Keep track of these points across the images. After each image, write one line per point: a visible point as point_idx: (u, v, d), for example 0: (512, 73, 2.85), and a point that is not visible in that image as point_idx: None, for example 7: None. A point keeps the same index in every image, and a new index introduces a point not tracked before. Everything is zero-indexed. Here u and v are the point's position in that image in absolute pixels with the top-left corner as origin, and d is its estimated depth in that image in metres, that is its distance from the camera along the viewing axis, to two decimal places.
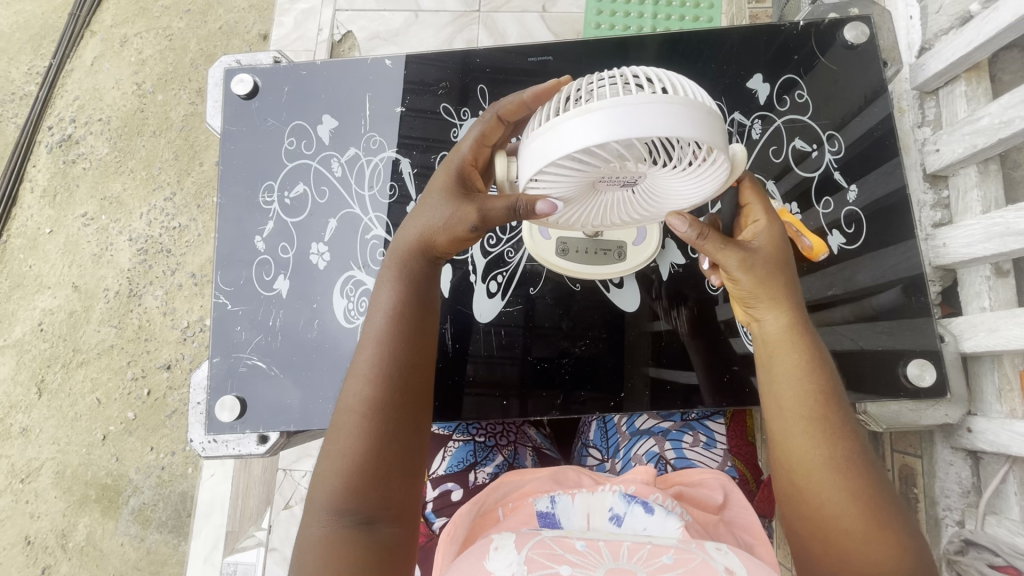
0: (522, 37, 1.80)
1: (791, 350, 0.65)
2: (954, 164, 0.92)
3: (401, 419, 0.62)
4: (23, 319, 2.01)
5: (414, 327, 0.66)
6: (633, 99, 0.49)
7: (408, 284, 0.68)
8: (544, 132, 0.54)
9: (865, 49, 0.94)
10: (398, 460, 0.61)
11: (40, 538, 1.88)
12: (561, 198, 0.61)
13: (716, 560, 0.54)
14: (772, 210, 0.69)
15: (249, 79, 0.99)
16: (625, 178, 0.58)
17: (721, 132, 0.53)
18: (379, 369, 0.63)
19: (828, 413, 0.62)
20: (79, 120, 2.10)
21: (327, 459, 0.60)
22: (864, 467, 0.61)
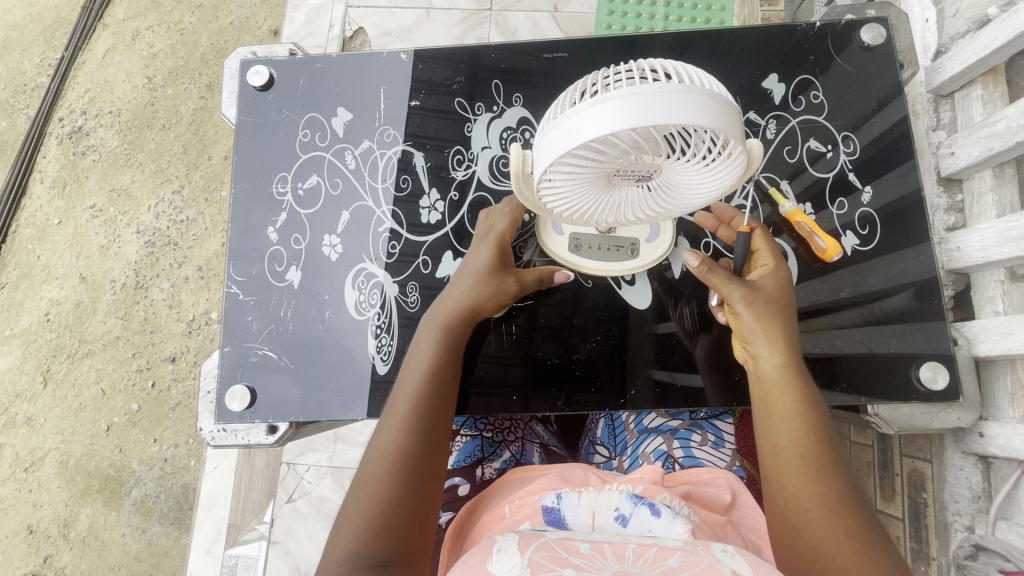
0: (534, 36, 1.80)
1: (784, 388, 0.70)
2: (969, 168, 0.91)
3: (425, 465, 0.67)
4: (30, 309, 2.02)
5: (441, 386, 0.74)
6: (649, 89, 0.49)
7: (446, 349, 0.78)
8: (561, 120, 0.54)
9: (882, 50, 0.94)
10: (416, 503, 0.64)
11: (42, 527, 1.89)
12: (576, 189, 0.61)
13: (723, 564, 0.53)
14: (780, 256, 0.77)
15: (265, 71, 0.99)
16: (640, 172, 0.59)
17: (738, 123, 0.53)
18: (414, 417, 0.70)
19: (819, 453, 0.65)
20: (90, 112, 2.11)
21: (353, 498, 0.65)
22: (853, 505, 0.62)
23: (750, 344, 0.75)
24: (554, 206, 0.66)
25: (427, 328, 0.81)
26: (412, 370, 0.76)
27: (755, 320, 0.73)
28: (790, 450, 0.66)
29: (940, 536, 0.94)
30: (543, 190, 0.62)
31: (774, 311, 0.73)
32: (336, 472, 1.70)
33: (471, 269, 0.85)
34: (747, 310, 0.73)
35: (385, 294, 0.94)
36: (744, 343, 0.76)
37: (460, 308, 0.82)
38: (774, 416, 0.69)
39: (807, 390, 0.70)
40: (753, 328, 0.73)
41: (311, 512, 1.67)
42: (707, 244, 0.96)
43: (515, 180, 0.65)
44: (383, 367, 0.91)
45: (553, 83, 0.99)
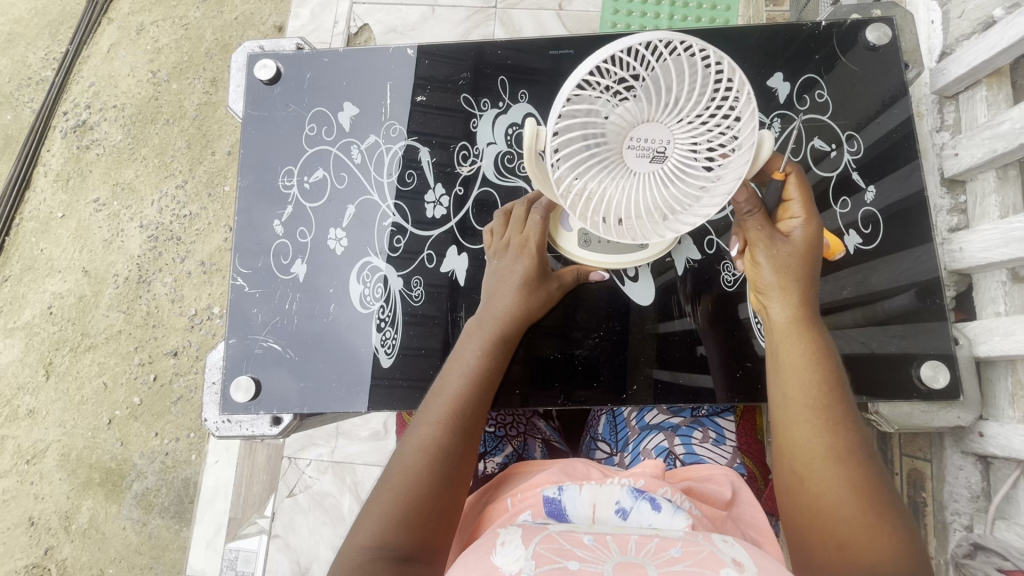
0: (538, 34, 1.80)
1: (796, 343, 0.68)
2: (972, 169, 0.92)
3: (458, 468, 0.69)
4: (33, 302, 2.03)
5: (477, 385, 0.75)
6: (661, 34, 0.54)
7: (489, 357, 0.80)
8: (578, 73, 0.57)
9: (888, 50, 0.94)
10: (443, 503, 0.66)
11: (43, 519, 1.90)
12: (596, 154, 0.59)
13: (723, 552, 0.54)
14: (812, 207, 0.70)
15: (271, 65, 0.99)
16: (656, 135, 0.58)
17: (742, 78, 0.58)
18: (453, 416, 0.71)
19: (830, 405, 0.65)
20: (94, 106, 2.11)
21: (385, 485, 0.67)
22: (862, 456, 0.63)
23: (763, 295, 0.73)
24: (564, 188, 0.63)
25: (474, 335, 0.82)
26: (455, 371, 0.77)
27: (773, 277, 0.70)
28: (802, 408, 0.66)
29: (938, 535, 0.94)
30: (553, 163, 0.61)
31: (799, 268, 0.69)
32: (337, 467, 1.71)
33: (510, 280, 0.85)
34: (767, 264, 0.71)
35: (389, 287, 0.94)
36: (756, 295, 0.74)
37: (502, 320, 0.84)
38: (787, 373, 0.68)
39: (821, 343, 0.68)
40: (769, 283, 0.71)
41: (312, 507, 1.68)
42: (710, 242, 0.96)
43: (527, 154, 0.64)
44: (387, 360, 0.92)
45: (559, 79, 0.99)
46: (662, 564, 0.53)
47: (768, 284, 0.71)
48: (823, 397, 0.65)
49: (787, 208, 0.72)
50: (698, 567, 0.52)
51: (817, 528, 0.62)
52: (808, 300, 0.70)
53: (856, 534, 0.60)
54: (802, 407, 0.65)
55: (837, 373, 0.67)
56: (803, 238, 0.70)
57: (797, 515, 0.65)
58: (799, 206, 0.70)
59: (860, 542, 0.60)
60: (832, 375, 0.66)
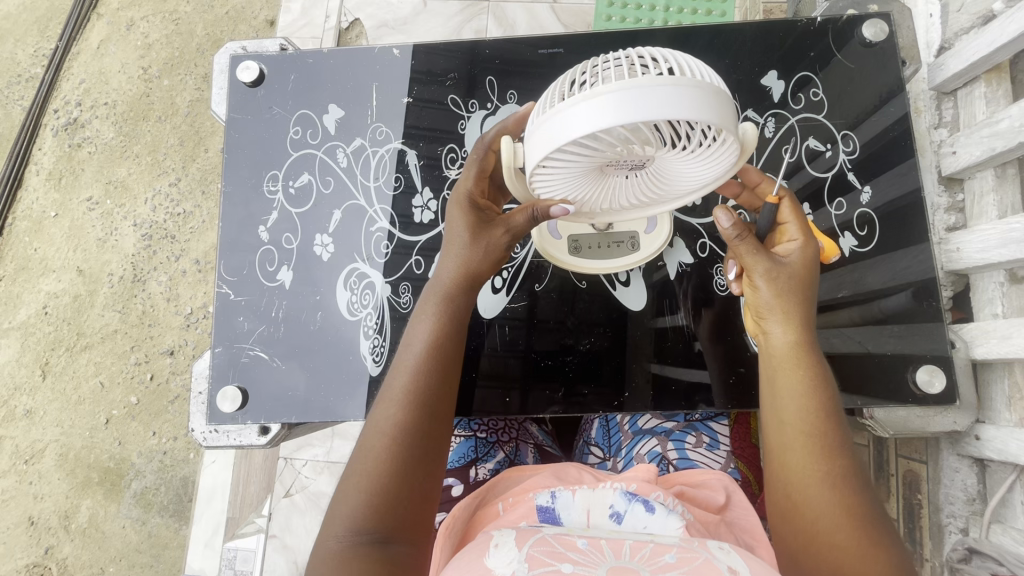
0: (532, 28, 1.78)
1: (794, 369, 0.66)
2: (970, 168, 0.90)
3: (426, 442, 0.63)
4: (28, 302, 2.02)
5: (447, 353, 0.67)
6: (641, 81, 0.48)
7: (451, 320, 0.69)
8: (552, 115, 0.53)
9: (884, 47, 0.92)
10: (417, 483, 0.61)
11: (43, 519, 1.90)
12: (576, 179, 0.61)
13: (720, 560, 0.53)
14: (809, 232, 0.70)
15: (254, 66, 0.97)
16: (633, 162, 0.58)
17: (729, 113, 0.52)
18: (411, 392, 0.64)
19: (828, 433, 0.63)
20: (85, 103, 2.09)
21: (352, 471, 0.62)
22: (858, 485, 0.61)
23: (761, 319, 0.71)
24: (546, 193, 0.65)
25: (427, 302, 0.71)
26: (415, 343, 0.68)
27: (771, 298, 0.68)
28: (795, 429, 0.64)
29: (933, 537, 0.94)
30: (535, 180, 0.62)
31: (797, 289, 0.68)
32: (334, 467, 1.71)
33: (453, 236, 0.73)
34: (766, 286, 0.68)
35: (377, 294, 0.93)
36: (754, 319, 0.72)
37: (458, 276, 0.71)
38: (784, 398, 0.66)
39: (816, 361, 0.67)
40: (768, 305, 0.69)
41: (309, 507, 1.68)
42: (702, 245, 0.95)
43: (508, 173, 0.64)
44: (375, 368, 0.91)
45: (548, 79, 0.97)
46: (656, 570, 0.51)
47: (765, 305, 0.69)
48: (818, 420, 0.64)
49: (784, 233, 0.72)
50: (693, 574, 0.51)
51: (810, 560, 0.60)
52: (809, 325, 0.68)
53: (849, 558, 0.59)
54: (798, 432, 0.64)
55: (834, 400, 0.65)
56: (800, 259, 0.69)
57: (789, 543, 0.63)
58: (794, 231, 0.71)
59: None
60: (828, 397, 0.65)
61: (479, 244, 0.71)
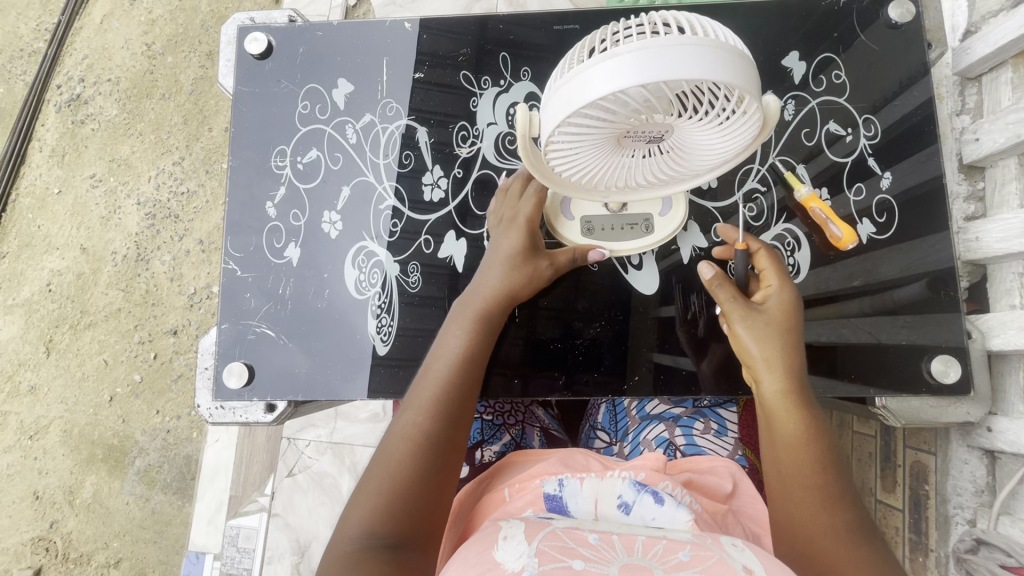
0: (543, 8, 1.74)
1: (788, 416, 0.68)
2: (993, 155, 0.88)
3: (445, 450, 0.67)
4: (32, 279, 2.01)
5: (472, 368, 0.73)
6: (661, 41, 0.47)
7: (478, 338, 0.76)
8: (570, 78, 0.51)
9: (909, 29, 0.90)
10: (432, 490, 0.64)
11: (48, 494, 1.91)
12: (590, 153, 0.59)
13: (733, 557, 0.52)
14: (785, 276, 0.77)
15: (263, 38, 0.95)
16: (651, 133, 0.56)
17: (752, 79, 0.51)
18: (438, 401, 0.69)
19: (827, 478, 0.65)
20: (88, 79, 2.06)
21: (371, 475, 0.65)
22: (859, 530, 0.62)
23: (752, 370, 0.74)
24: (563, 170, 0.63)
25: (457, 319, 0.79)
26: (441, 355, 0.75)
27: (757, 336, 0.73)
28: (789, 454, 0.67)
29: (939, 528, 0.94)
30: (550, 154, 0.60)
31: (781, 329, 0.73)
32: (336, 448, 1.71)
33: (502, 256, 0.84)
34: (744, 332, 0.74)
35: (385, 273, 0.92)
36: (748, 369, 0.75)
37: (495, 297, 0.81)
38: (779, 444, 0.68)
39: (803, 387, 0.71)
40: (753, 355, 0.73)
41: (312, 487, 1.68)
42: (718, 230, 0.93)
43: (521, 146, 0.61)
44: (383, 348, 0.90)
45: (561, 56, 0.95)
46: (669, 568, 0.51)
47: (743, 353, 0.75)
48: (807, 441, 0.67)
49: (763, 278, 0.79)
50: (707, 571, 0.50)
51: None
52: (795, 371, 0.71)
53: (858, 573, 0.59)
54: (798, 477, 0.65)
55: (829, 445, 0.67)
56: (779, 301, 0.75)
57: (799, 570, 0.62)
58: (772, 274, 0.77)
59: None
60: (818, 420, 0.68)
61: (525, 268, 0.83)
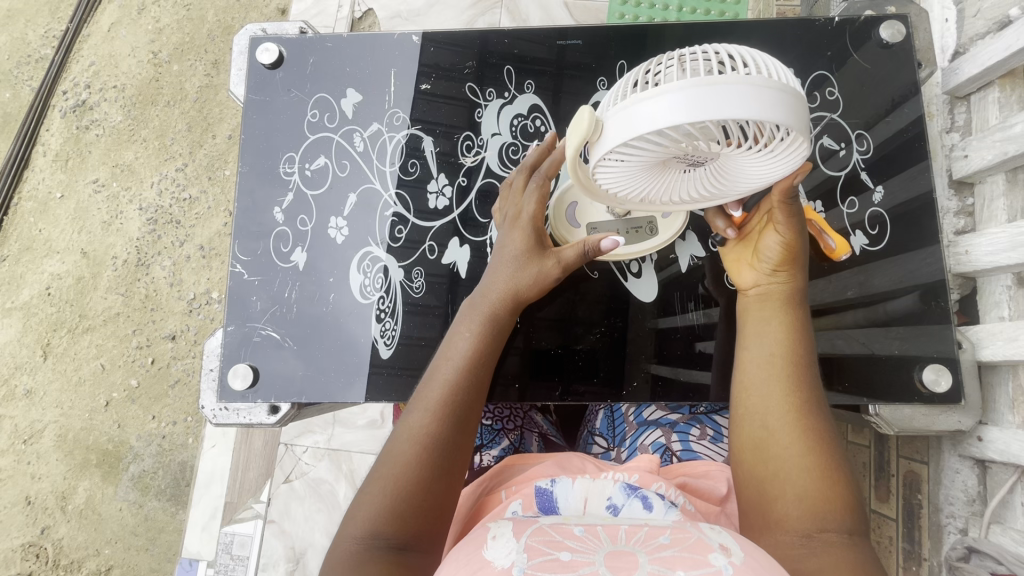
0: (545, 22, 1.79)
1: (772, 310, 0.74)
2: (982, 171, 0.90)
3: (451, 454, 0.67)
4: (31, 282, 2.02)
5: (479, 370, 0.73)
6: (710, 79, 0.49)
7: (485, 340, 0.76)
8: (625, 110, 0.54)
9: (901, 49, 0.93)
10: (438, 492, 0.65)
11: (40, 499, 1.90)
12: (637, 172, 0.62)
13: (711, 538, 0.54)
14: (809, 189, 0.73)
15: (274, 48, 0.98)
16: (697, 159, 0.59)
17: (802, 117, 0.52)
18: (446, 402, 0.69)
19: (801, 374, 0.70)
20: (94, 86, 2.09)
21: (376, 475, 0.65)
22: (821, 422, 0.67)
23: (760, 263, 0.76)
24: (610, 185, 0.66)
25: (470, 316, 0.78)
26: (455, 349, 0.75)
27: (787, 250, 0.72)
28: (770, 375, 0.70)
29: (932, 538, 0.94)
30: (598, 171, 0.63)
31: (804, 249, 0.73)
32: (333, 454, 1.72)
33: (507, 256, 0.81)
34: (788, 230, 0.70)
35: (390, 279, 0.94)
36: (758, 269, 0.76)
37: (501, 297, 0.79)
38: (759, 337, 0.73)
39: (797, 314, 0.73)
40: (779, 253, 0.73)
41: (308, 493, 1.68)
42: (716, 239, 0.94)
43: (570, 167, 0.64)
44: (386, 351, 0.92)
45: (561, 72, 0.97)
46: (652, 552, 0.52)
47: (776, 251, 0.72)
48: (790, 365, 0.70)
49: None
50: (688, 552, 0.52)
51: (760, 476, 0.66)
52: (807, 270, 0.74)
53: (823, 501, 0.62)
54: (774, 366, 0.70)
55: (806, 348, 0.71)
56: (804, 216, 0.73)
57: (752, 510, 0.66)
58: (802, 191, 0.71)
59: (800, 499, 0.62)
60: (801, 331, 0.72)
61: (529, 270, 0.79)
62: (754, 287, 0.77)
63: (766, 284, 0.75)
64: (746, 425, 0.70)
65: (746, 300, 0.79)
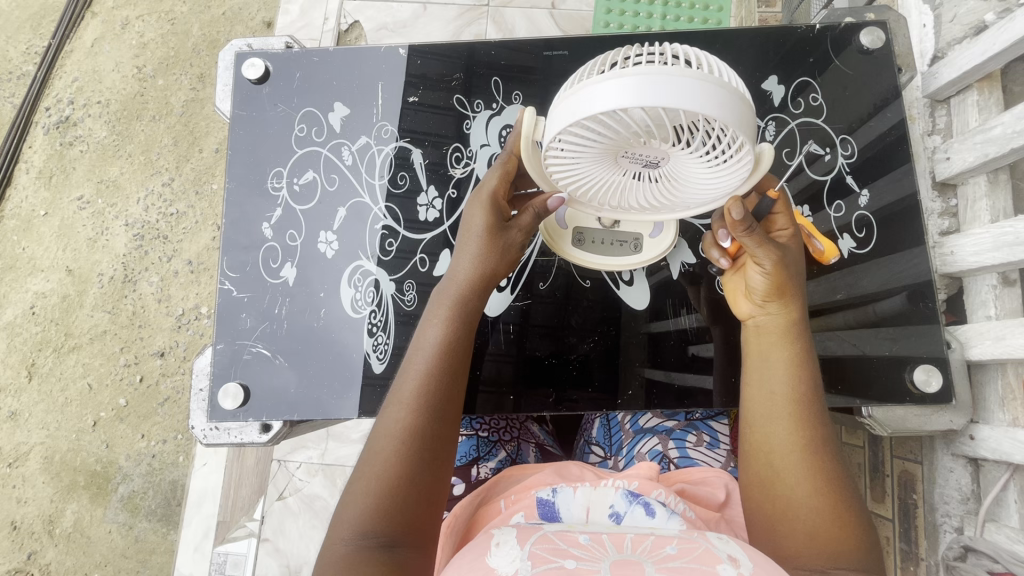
0: (530, 32, 1.81)
1: (779, 343, 0.72)
2: (964, 173, 0.92)
3: (428, 445, 0.65)
4: (15, 302, 1.98)
5: (458, 358, 0.71)
6: (661, 70, 0.50)
7: (458, 325, 0.72)
8: (577, 91, 0.54)
9: (881, 54, 0.95)
10: (422, 485, 0.63)
11: (26, 523, 1.86)
12: (587, 165, 0.62)
13: (719, 548, 0.54)
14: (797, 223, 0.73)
15: (260, 63, 0.97)
16: (647, 157, 0.60)
17: (748, 124, 0.55)
18: (421, 396, 0.67)
19: (811, 408, 0.69)
20: (78, 102, 2.07)
21: (360, 475, 0.64)
22: (830, 457, 0.67)
23: (754, 297, 0.75)
24: (562, 180, 0.67)
25: (438, 304, 0.74)
26: (427, 340, 0.71)
27: (772, 279, 0.72)
28: (779, 411, 0.69)
29: (928, 537, 0.95)
30: (549, 160, 0.63)
31: (796, 279, 0.72)
32: (328, 469, 1.69)
33: (471, 234, 0.76)
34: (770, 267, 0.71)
35: (381, 292, 0.93)
36: (751, 299, 0.76)
37: (473, 280, 0.75)
38: (767, 372, 0.72)
39: (806, 347, 0.72)
40: (763, 287, 0.73)
41: (303, 510, 1.66)
42: None
43: (524, 146, 0.67)
44: (379, 365, 0.91)
45: (548, 83, 0.98)
46: (658, 561, 0.52)
47: (762, 282, 0.72)
48: (798, 400, 0.69)
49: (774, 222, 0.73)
50: (696, 563, 0.52)
51: (771, 511, 0.66)
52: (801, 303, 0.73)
53: (833, 541, 0.62)
54: (785, 402, 0.69)
55: (814, 380, 0.70)
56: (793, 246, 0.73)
57: (761, 542, 0.67)
58: (784, 221, 0.72)
59: (811, 537, 0.63)
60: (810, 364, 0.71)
61: (495, 245, 0.75)
62: (750, 316, 0.77)
63: (764, 313, 0.74)
64: (755, 461, 0.70)
65: (745, 330, 0.78)
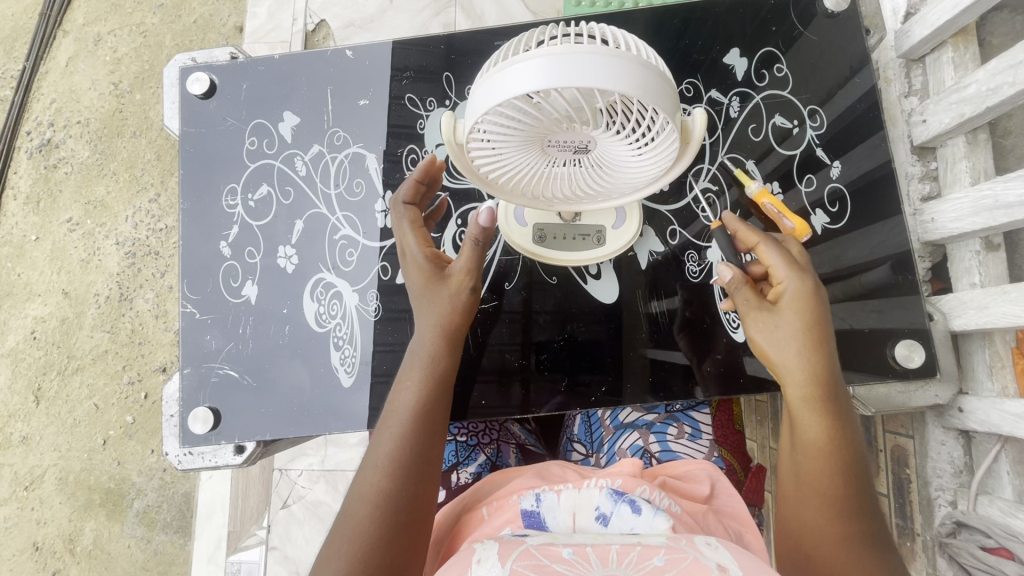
0: (503, 16, 1.76)
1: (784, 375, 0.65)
2: (941, 136, 0.88)
3: (409, 506, 0.60)
4: (15, 328, 1.99)
5: (437, 420, 0.66)
6: (569, 49, 0.48)
7: (433, 385, 0.67)
8: (489, 77, 0.52)
9: (846, 17, 0.90)
10: (398, 544, 0.58)
11: (47, 543, 1.89)
12: (512, 156, 0.60)
13: (708, 557, 0.50)
14: (797, 266, 0.67)
15: (204, 77, 0.94)
16: (573, 144, 0.57)
17: (669, 98, 0.52)
18: (396, 458, 0.62)
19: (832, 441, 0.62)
20: (58, 123, 2.05)
21: (333, 542, 0.58)
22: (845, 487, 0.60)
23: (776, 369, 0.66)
24: (490, 171, 0.63)
25: (411, 367, 0.69)
26: (402, 402, 0.66)
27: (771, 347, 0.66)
28: (799, 445, 0.64)
29: (923, 511, 0.92)
30: (473, 151, 0.60)
31: (798, 334, 0.64)
32: (330, 475, 1.70)
33: (419, 292, 0.74)
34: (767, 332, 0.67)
35: (344, 304, 0.91)
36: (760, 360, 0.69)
37: (438, 336, 0.70)
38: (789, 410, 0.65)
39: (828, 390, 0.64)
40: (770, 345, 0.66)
41: (307, 517, 1.67)
42: (672, 233, 0.93)
43: (448, 149, 0.61)
44: (347, 379, 0.89)
45: None
46: None
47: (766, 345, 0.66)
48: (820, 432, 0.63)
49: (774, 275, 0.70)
50: None
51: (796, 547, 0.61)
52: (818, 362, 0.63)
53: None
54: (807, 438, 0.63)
55: (832, 412, 0.63)
56: (795, 300, 0.66)
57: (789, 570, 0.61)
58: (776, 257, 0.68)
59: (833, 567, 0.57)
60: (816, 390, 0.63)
61: (443, 294, 0.72)
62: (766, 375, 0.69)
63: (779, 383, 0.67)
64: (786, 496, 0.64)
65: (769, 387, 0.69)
